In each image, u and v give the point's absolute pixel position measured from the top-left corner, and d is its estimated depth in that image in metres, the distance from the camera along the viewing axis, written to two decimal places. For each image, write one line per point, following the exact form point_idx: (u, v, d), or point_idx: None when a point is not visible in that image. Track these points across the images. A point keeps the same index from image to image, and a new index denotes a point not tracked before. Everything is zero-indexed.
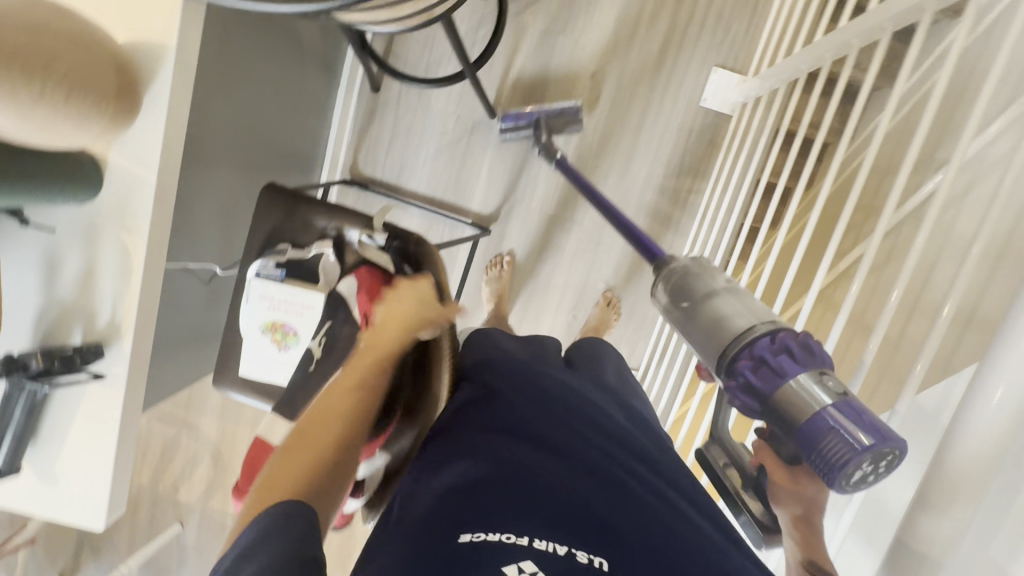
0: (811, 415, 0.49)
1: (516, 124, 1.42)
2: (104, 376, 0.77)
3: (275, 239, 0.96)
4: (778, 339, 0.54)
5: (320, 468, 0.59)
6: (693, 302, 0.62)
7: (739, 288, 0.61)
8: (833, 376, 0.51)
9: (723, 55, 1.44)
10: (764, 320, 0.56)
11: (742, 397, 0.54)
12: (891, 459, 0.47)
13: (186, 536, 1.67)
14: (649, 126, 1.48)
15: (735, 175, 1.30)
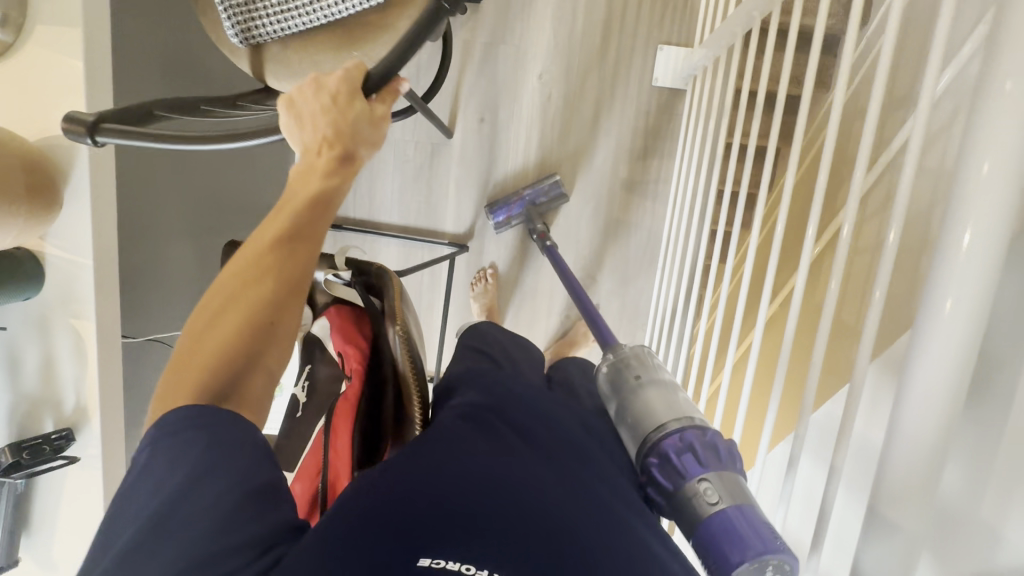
0: (700, 521, 0.63)
1: (508, 218, 1.45)
2: (79, 459, 0.79)
3: None
4: (662, 450, 0.69)
5: (242, 337, 0.58)
6: (623, 395, 0.77)
7: (660, 381, 0.76)
8: (710, 482, 0.64)
9: (667, 32, 1.42)
10: (677, 418, 0.71)
11: (655, 495, 0.70)
12: (775, 560, 0.60)
13: None
14: (607, 115, 1.48)
15: (699, 147, 1.28)
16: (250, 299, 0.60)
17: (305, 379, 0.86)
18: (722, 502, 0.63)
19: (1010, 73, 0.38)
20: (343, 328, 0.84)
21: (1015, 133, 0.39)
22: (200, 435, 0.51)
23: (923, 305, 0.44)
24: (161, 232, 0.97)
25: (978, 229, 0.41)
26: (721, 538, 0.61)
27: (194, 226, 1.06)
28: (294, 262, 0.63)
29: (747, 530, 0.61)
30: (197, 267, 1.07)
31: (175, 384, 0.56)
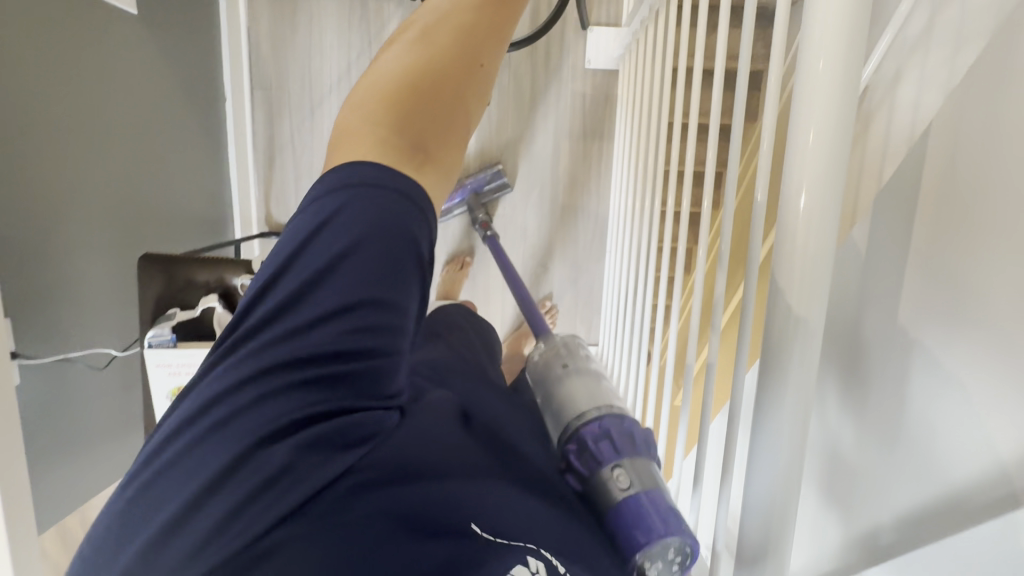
0: (610, 508, 0.58)
1: (450, 207, 1.44)
2: None
3: (163, 307, 0.93)
4: (581, 437, 0.63)
5: (428, 89, 0.60)
6: (551, 385, 0.72)
7: (588, 371, 0.72)
8: (626, 468, 0.59)
9: (596, 12, 1.42)
10: (599, 405, 0.66)
11: (569, 479, 0.63)
12: (678, 546, 0.56)
13: None
14: (543, 100, 1.47)
15: (636, 124, 1.27)
16: (447, 67, 0.61)
17: None
18: (633, 487, 0.58)
19: (819, 60, 0.41)
20: None
21: (825, 111, 0.41)
22: (361, 265, 0.53)
23: (772, 284, 0.46)
24: (68, 253, 0.95)
25: (808, 210, 0.43)
26: (628, 525, 0.56)
27: (110, 241, 1.05)
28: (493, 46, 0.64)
29: (651, 515, 0.56)
30: (113, 283, 1.05)
31: (351, 145, 0.58)
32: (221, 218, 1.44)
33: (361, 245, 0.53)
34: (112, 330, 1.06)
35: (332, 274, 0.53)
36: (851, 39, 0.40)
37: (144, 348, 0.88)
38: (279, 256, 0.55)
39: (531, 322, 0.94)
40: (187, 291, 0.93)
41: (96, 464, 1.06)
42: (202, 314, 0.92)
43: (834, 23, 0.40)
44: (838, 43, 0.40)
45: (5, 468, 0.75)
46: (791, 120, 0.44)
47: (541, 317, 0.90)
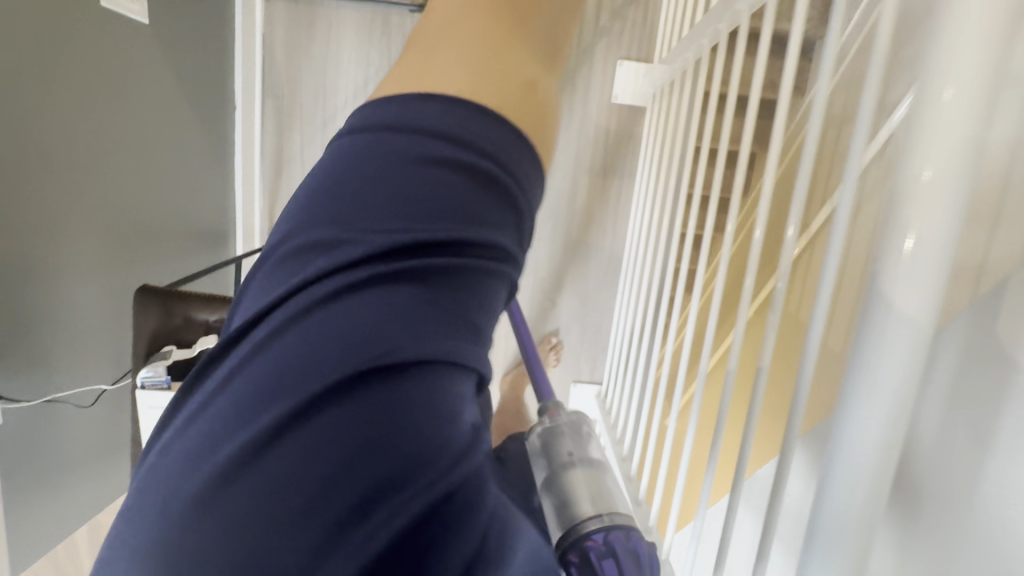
0: None
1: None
2: None
3: (159, 344, 0.89)
4: (586, 552, 0.53)
5: None
6: (549, 474, 0.64)
7: (593, 465, 0.64)
8: None
9: (626, 46, 1.36)
10: (602, 513, 0.57)
11: None
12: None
13: None
14: (564, 132, 1.42)
15: (661, 170, 1.24)
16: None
17: None
18: None
19: (910, 231, 0.38)
20: None
21: (912, 282, 0.38)
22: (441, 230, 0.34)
23: (833, 450, 0.43)
24: (57, 282, 0.91)
25: (878, 386, 0.40)
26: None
27: (105, 263, 1.00)
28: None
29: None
30: (105, 309, 1.01)
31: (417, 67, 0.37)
32: (224, 230, 1.39)
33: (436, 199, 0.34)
34: (105, 360, 1.02)
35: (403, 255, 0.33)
36: (945, 208, 0.37)
37: (138, 389, 0.84)
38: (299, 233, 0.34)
39: (535, 383, 0.89)
40: (185, 329, 0.89)
41: (78, 494, 1.01)
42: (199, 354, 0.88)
43: (933, 200, 0.37)
44: (935, 213, 0.37)
45: None
46: (873, 275, 0.40)
47: (547, 379, 0.86)
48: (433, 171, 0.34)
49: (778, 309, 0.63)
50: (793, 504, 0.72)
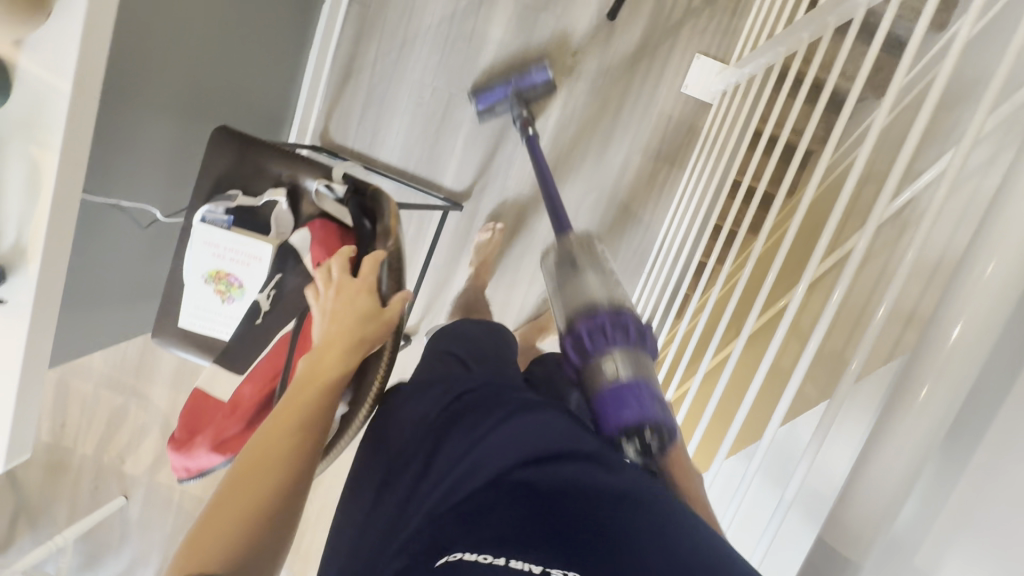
0: (600, 385, 0.64)
1: (491, 105, 1.33)
2: (5, 302, 0.59)
3: (225, 185, 0.88)
4: (579, 327, 0.68)
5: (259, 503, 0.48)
6: (563, 276, 0.76)
7: (607, 271, 0.74)
8: (622, 357, 0.64)
9: (706, 43, 1.42)
10: (608, 299, 0.69)
11: (570, 353, 0.69)
12: (657, 429, 0.60)
13: (131, 510, 1.67)
14: (628, 110, 1.46)
15: (713, 161, 1.29)
16: (302, 404, 0.56)
17: (273, 288, 0.85)
18: (622, 373, 0.63)
19: (960, 314, 0.44)
20: (326, 242, 0.83)
21: (950, 368, 0.44)
22: None
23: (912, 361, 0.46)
24: (144, 104, 0.91)
25: (978, 303, 0.43)
26: (611, 404, 0.62)
27: (183, 106, 1.00)
28: (340, 357, 0.61)
29: (625, 404, 0.61)
30: (176, 145, 1.01)
31: (195, 544, 0.45)
32: (281, 120, 1.39)
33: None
34: (154, 193, 1.00)
35: None
36: None
37: (195, 222, 0.84)
38: None
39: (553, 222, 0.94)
40: (254, 177, 0.87)
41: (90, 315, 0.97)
42: (262, 206, 0.87)
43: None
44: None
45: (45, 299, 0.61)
46: (962, 260, 0.45)
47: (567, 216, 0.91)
48: None
49: (852, 271, 0.67)
50: (820, 468, 0.76)
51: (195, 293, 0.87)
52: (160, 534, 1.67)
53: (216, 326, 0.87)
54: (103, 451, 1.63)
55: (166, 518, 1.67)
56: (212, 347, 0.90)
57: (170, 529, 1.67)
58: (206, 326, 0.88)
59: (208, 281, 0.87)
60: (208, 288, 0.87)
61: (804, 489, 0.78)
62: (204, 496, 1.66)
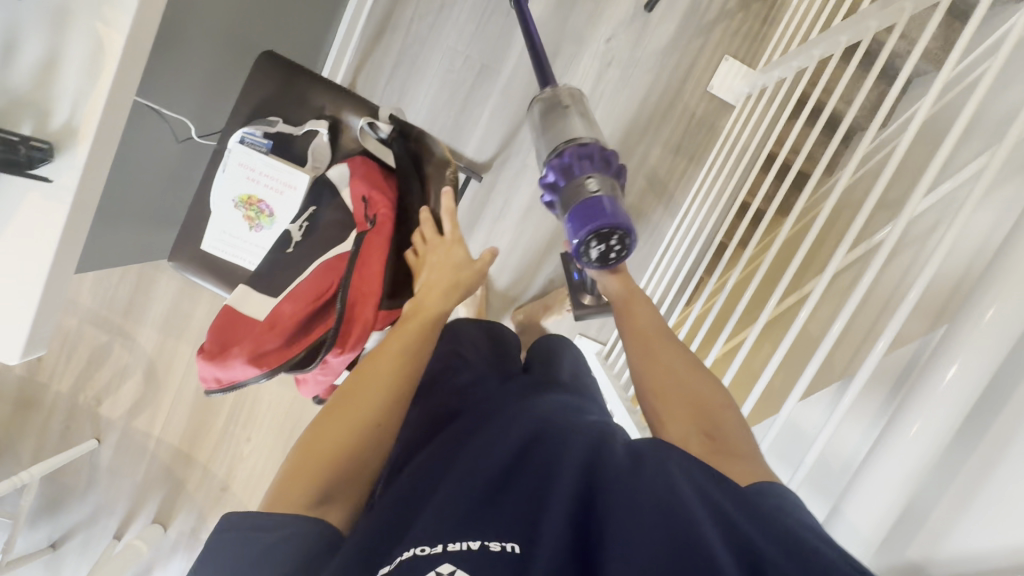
0: (574, 199, 0.70)
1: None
2: (51, 181, 0.56)
3: (266, 111, 0.86)
4: (565, 153, 0.74)
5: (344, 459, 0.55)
6: (550, 120, 0.82)
7: (588, 115, 0.81)
8: (598, 179, 0.70)
9: (735, 47, 1.46)
10: (589, 136, 0.76)
11: (550, 179, 0.75)
12: (620, 232, 0.67)
13: (101, 454, 1.60)
14: (653, 102, 1.49)
15: (733, 158, 1.32)
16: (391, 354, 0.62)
17: (307, 220, 0.83)
18: (597, 191, 0.69)
19: (956, 357, 0.52)
20: (368, 177, 0.81)
21: (945, 401, 0.52)
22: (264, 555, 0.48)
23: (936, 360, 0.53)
24: (207, 30, 0.85)
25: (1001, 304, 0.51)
26: (586, 210, 0.68)
27: (240, 16, 0.90)
28: (441, 300, 0.67)
29: (598, 208, 0.68)
30: (220, 58, 0.92)
31: (292, 480, 0.53)
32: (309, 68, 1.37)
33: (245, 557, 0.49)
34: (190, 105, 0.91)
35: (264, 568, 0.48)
36: None
37: (233, 142, 0.82)
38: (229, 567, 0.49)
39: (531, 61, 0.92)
40: (297, 107, 0.86)
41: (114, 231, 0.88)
42: (301, 135, 0.86)
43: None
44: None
45: (89, 185, 0.59)
46: None
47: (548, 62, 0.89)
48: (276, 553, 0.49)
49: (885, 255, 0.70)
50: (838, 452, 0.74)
51: (222, 217, 0.85)
52: (130, 482, 1.61)
53: (240, 253, 0.86)
54: (80, 390, 1.57)
55: (138, 466, 1.61)
56: (231, 275, 0.88)
57: (141, 478, 1.62)
58: (229, 252, 0.86)
59: (237, 206, 0.84)
60: (237, 213, 0.84)
61: (817, 471, 0.77)
62: (180, 447, 1.61)
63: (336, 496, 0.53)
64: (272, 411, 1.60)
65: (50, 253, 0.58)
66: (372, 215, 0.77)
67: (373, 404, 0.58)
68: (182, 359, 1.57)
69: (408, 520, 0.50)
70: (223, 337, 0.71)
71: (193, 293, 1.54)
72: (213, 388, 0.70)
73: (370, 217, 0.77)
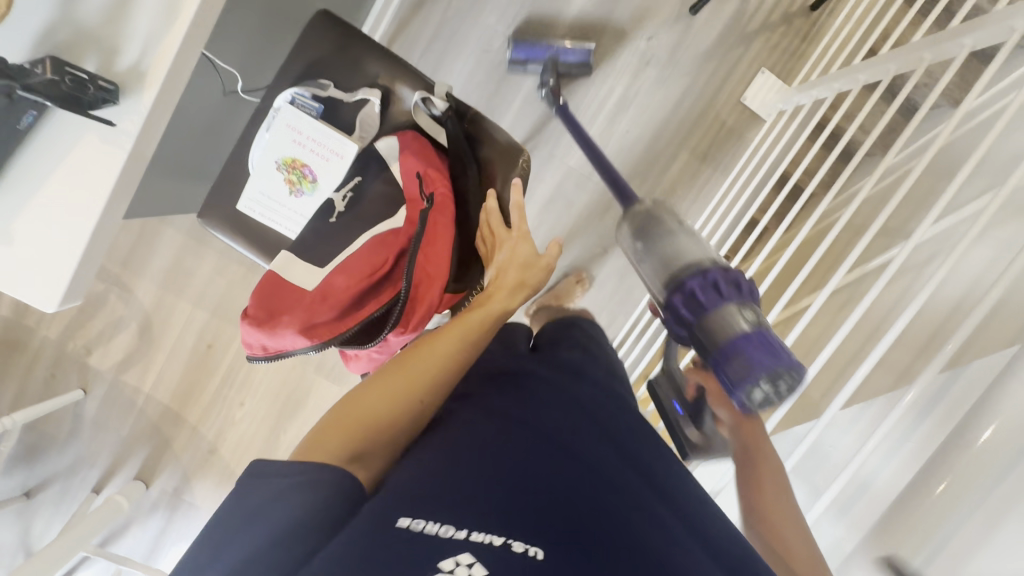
0: (730, 338, 0.60)
1: (527, 58, 1.37)
2: (116, 126, 0.54)
3: (316, 73, 0.83)
4: (709, 273, 0.63)
5: (382, 432, 0.56)
6: (651, 239, 0.71)
7: (696, 233, 0.70)
8: (752, 309, 0.61)
9: (773, 60, 1.47)
10: (710, 258, 0.66)
11: (682, 313, 0.64)
12: (791, 379, 0.58)
13: (86, 406, 1.56)
14: (686, 106, 1.48)
15: (761, 171, 1.33)
16: (446, 345, 0.62)
17: (351, 190, 0.82)
18: (751, 324, 0.60)
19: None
20: (422, 152, 0.78)
21: None
22: (274, 495, 0.49)
23: None
24: None
25: None
26: (751, 348, 0.59)
27: None
28: (506, 298, 0.67)
29: (767, 349, 0.59)
30: (274, 11, 0.90)
31: (321, 438, 0.54)
32: None
33: (261, 491, 0.50)
34: (239, 58, 0.89)
35: (275, 499, 0.49)
36: None
37: (282, 103, 0.79)
38: (243, 505, 0.49)
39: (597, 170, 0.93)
40: (350, 72, 0.83)
41: (155, 182, 0.87)
42: (352, 103, 0.82)
43: None
44: None
45: (151, 132, 0.56)
46: None
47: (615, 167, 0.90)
48: (287, 493, 0.49)
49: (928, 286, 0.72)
50: (863, 474, 0.78)
51: (263, 180, 0.82)
52: (115, 436, 1.57)
53: (278, 217, 0.83)
54: (70, 338, 1.52)
55: (124, 421, 1.57)
56: (266, 238, 0.85)
57: (126, 433, 1.58)
58: (266, 214, 0.83)
59: (279, 168, 0.81)
60: (279, 176, 0.81)
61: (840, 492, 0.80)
62: (170, 405, 1.57)
63: (358, 461, 0.54)
64: (268, 377, 1.57)
65: (102, 202, 0.55)
66: (429, 193, 0.74)
67: (426, 381, 0.60)
68: (179, 316, 1.53)
69: (428, 509, 0.47)
70: (271, 305, 0.69)
71: (197, 250, 1.50)
72: (257, 355, 0.68)
73: (427, 194, 0.73)
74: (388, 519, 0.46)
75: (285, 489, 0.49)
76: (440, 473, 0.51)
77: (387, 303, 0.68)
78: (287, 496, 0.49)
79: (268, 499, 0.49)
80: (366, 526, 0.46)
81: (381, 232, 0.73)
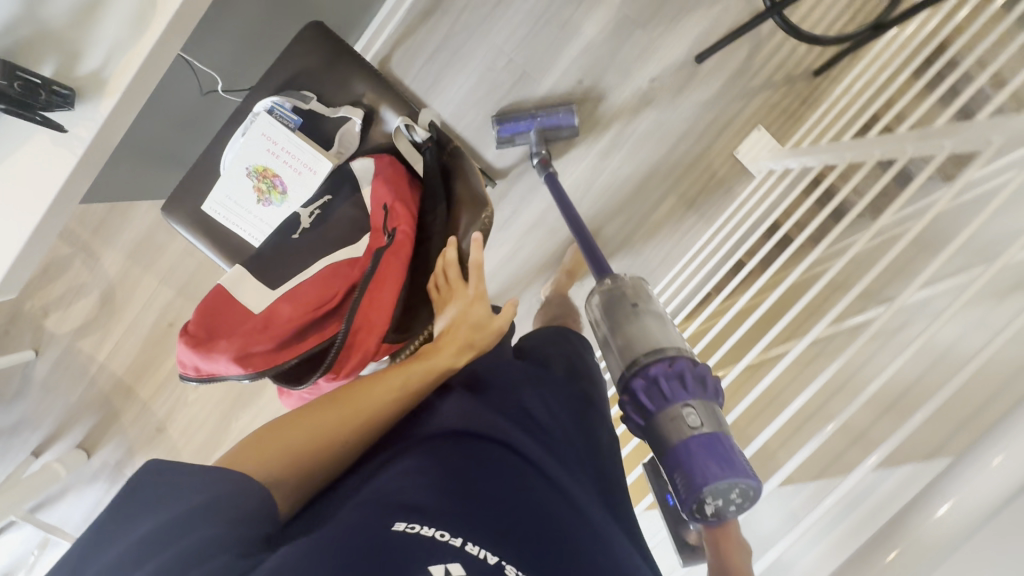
0: (678, 442, 0.65)
1: (512, 134, 1.36)
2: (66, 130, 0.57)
3: (301, 84, 0.82)
4: (651, 372, 0.69)
5: (314, 456, 0.57)
6: (616, 322, 0.77)
7: (657, 314, 0.76)
8: (696, 411, 0.66)
9: (770, 119, 1.48)
10: (668, 347, 0.72)
11: (636, 413, 0.70)
12: (743, 489, 0.63)
13: (37, 367, 1.52)
14: (681, 152, 1.49)
15: (743, 227, 1.34)
16: (393, 383, 0.64)
17: (319, 208, 0.79)
18: (700, 426, 0.65)
19: (954, 495, 0.42)
20: (394, 180, 0.79)
21: (929, 550, 0.42)
22: (184, 486, 0.49)
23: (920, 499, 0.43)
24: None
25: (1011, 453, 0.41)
26: (700, 455, 0.63)
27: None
28: (452, 354, 0.69)
29: (716, 459, 0.63)
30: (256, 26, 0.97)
31: (256, 451, 0.54)
32: (348, 32, 1.31)
33: (174, 482, 0.50)
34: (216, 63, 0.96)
35: (195, 491, 0.49)
36: None
37: (261, 111, 0.78)
38: (164, 493, 0.49)
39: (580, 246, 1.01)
40: (336, 88, 0.82)
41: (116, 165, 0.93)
42: (333, 118, 0.81)
43: None
44: None
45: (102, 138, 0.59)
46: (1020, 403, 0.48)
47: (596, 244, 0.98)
48: (202, 486, 0.49)
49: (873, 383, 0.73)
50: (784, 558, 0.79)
51: (232, 184, 0.80)
52: (63, 401, 1.54)
53: (242, 222, 0.82)
54: (28, 297, 1.48)
55: (74, 388, 1.54)
56: (228, 242, 0.83)
57: (75, 400, 1.55)
58: (230, 218, 0.82)
59: (249, 175, 0.80)
60: (248, 183, 0.80)
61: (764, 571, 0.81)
62: (122, 378, 1.54)
63: (277, 487, 0.54)
64: None
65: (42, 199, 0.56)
66: (392, 229, 0.75)
67: (372, 411, 0.61)
68: (144, 290, 1.50)
69: (409, 514, 0.48)
70: (211, 323, 0.67)
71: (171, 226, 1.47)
72: (189, 375, 0.66)
73: (389, 229, 0.74)
74: (367, 524, 0.47)
75: (199, 485, 0.49)
76: (417, 482, 0.52)
77: (330, 337, 0.70)
78: (196, 489, 0.49)
79: (181, 489, 0.49)
80: (336, 535, 0.46)
81: (340, 260, 0.73)
